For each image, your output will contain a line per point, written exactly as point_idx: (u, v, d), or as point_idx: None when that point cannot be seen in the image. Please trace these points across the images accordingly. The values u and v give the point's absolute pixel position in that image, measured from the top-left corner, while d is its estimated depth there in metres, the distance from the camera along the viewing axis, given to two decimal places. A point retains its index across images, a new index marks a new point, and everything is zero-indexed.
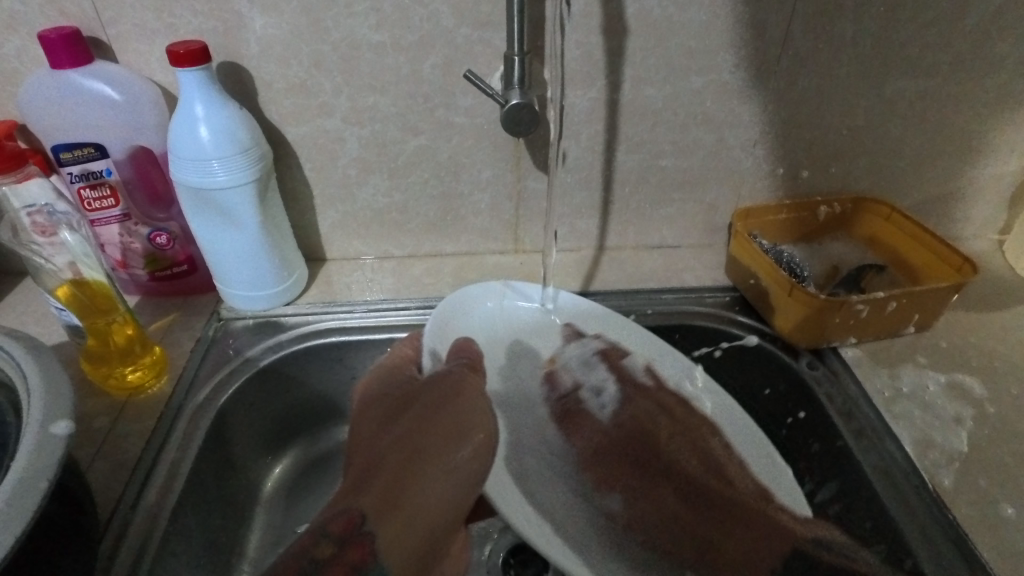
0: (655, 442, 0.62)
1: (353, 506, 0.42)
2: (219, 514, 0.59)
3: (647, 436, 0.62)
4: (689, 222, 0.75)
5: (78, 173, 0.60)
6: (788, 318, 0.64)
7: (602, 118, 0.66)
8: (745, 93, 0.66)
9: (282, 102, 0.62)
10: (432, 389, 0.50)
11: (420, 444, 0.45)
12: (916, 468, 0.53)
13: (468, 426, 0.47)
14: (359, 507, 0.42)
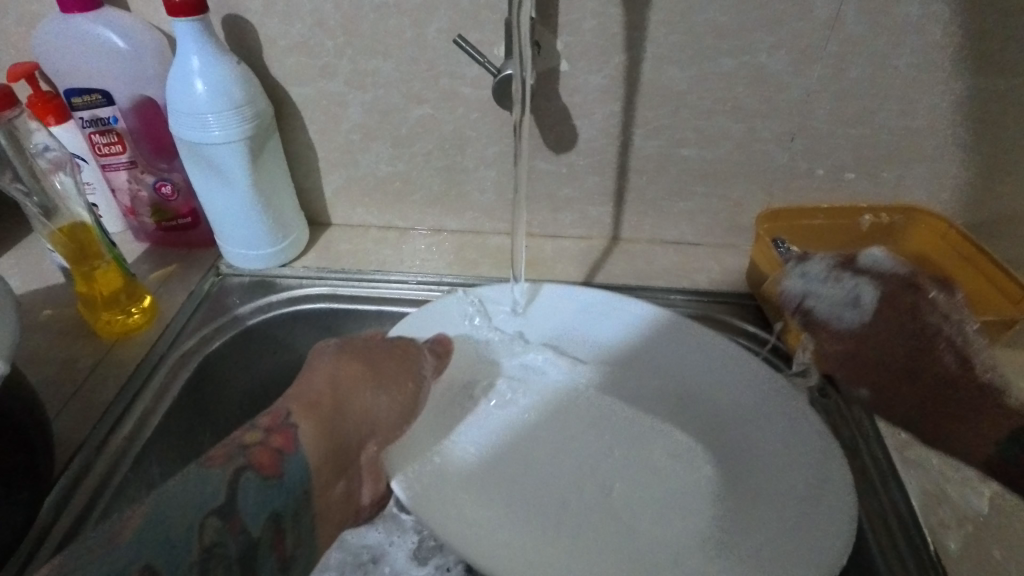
0: (933, 352, 0.54)
1: (291, 423, 0.48)
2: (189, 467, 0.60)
3: (910, 346, 0.55)
4: (711, 218, 0.69)
5: (88, 118, 0.61)
6: (802, 336, 0.57)
7: (617, 98, 0.61)
8: (784, 81, 0.59)
9: (285, 60, 0.61)
10: (376, 347, 0.58)
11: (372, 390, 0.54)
12: (917, 523, 0.47)
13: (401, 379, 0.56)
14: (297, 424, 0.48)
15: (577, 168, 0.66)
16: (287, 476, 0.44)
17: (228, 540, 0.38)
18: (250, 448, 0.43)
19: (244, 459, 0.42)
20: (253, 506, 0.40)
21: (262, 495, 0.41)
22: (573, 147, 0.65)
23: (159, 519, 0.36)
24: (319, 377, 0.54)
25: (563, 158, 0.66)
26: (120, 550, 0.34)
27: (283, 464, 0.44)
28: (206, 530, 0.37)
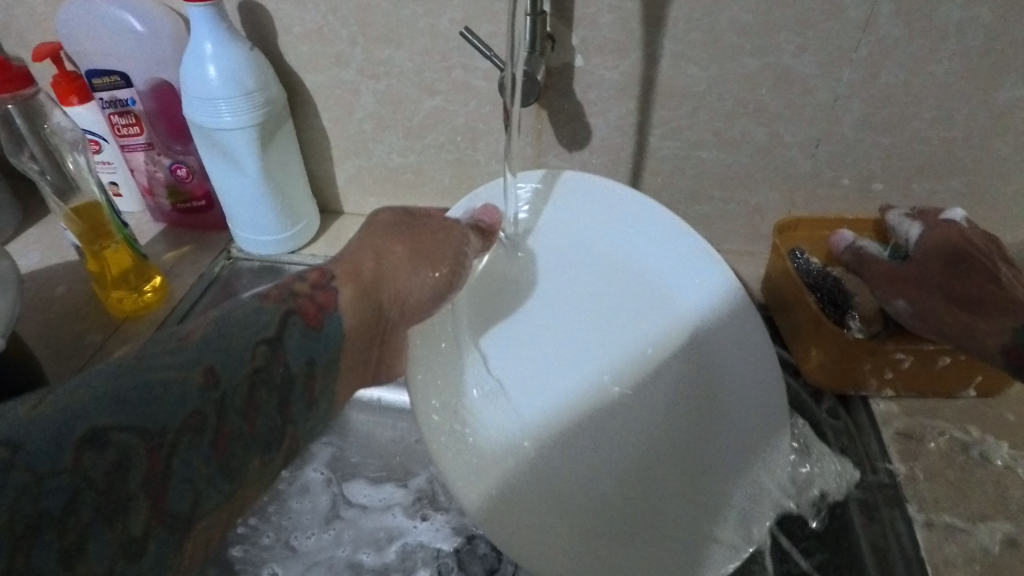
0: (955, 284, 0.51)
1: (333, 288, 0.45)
2: None
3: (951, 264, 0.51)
4: (729, 224, 0.66)
5: (107, 99, 0.62)
6: (813, 354, 0.55)
7: (634, 97, 0.59)
8: (811, 84, 0.56)
9: (299, 47, 0.61)
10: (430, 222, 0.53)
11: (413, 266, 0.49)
12: (921, 560, 0.45)
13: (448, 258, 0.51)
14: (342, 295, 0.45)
15: (591, 166, 0.64)
16: (325, 331, 0.43)
17: (277, 369, 0.38)
18: (298, 295, 0.42)
19: (291, 305, 0.41)
20: (297, 345, 0.40)
21: (309, 342, 0.41)
22: (587, 145, 0.63)
23: (220, 334, 0.37)
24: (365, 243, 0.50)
25: (577, 156, 0.64)
26: (184, 350, 0.34)
27: (324, 318, 0.43)
28: (258, 353, 0.37)
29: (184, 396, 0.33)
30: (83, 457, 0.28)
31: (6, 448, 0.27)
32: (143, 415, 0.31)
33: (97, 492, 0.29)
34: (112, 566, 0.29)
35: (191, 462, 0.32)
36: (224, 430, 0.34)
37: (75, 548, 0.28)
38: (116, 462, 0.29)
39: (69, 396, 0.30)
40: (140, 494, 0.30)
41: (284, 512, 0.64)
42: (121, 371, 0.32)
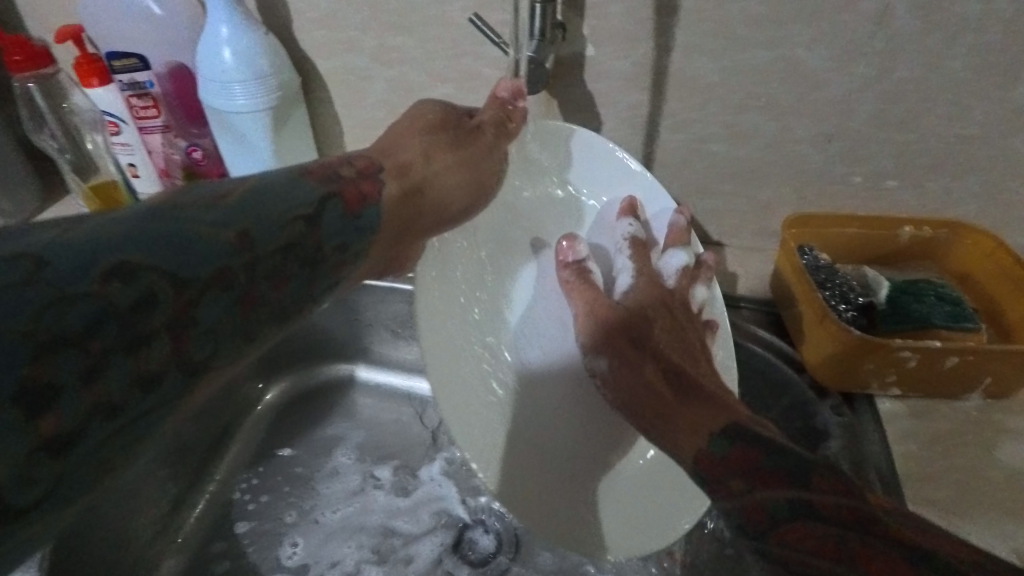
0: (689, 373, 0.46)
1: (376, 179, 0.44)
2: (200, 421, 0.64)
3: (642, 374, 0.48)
4: (738, 218, 0.66)
5: (126, 82, 0.63)
6: (817, 350, 0.54)
7: (644, 88, 0.59)
8: (823, 78, 0.55)
9: (313, 32, 0.61)
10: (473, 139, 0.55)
11: (461, 167, 0.53)
12: None
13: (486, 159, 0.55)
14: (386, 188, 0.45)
15: None
16: (364, 220, 0.41)
17: (311, 246, 0.36)
18: (342, 179, 0.40)
19: (335, 188, 0.39)
20: (334, 228, 0.38)
21: (346, 229, 0.39)
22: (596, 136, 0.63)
23: (258, 202, 0.33)
24: (399, 130, 0.53)
25: None
26: (224, 207, 0.32)
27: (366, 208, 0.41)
28: (294, 228, 0.34)
29: (213, 250, 0.30)
30: (109, 288, 0.26)
31: (35, 262, 0.24)
32: (173, 260, 0.28)
33: (123, 324, 0.26)
34: (128, 397, 0.26)
35: (216, 313, 0.30)
36: (251, 295, 0.31)
37: (96, 370, 0.25)
38: (142, 301, 0.27)
39: (99, 229, 0.27)
40: (163, 333, 0.27)
41: (307, 493, 0.64)
42: (155, 215, 0.29)
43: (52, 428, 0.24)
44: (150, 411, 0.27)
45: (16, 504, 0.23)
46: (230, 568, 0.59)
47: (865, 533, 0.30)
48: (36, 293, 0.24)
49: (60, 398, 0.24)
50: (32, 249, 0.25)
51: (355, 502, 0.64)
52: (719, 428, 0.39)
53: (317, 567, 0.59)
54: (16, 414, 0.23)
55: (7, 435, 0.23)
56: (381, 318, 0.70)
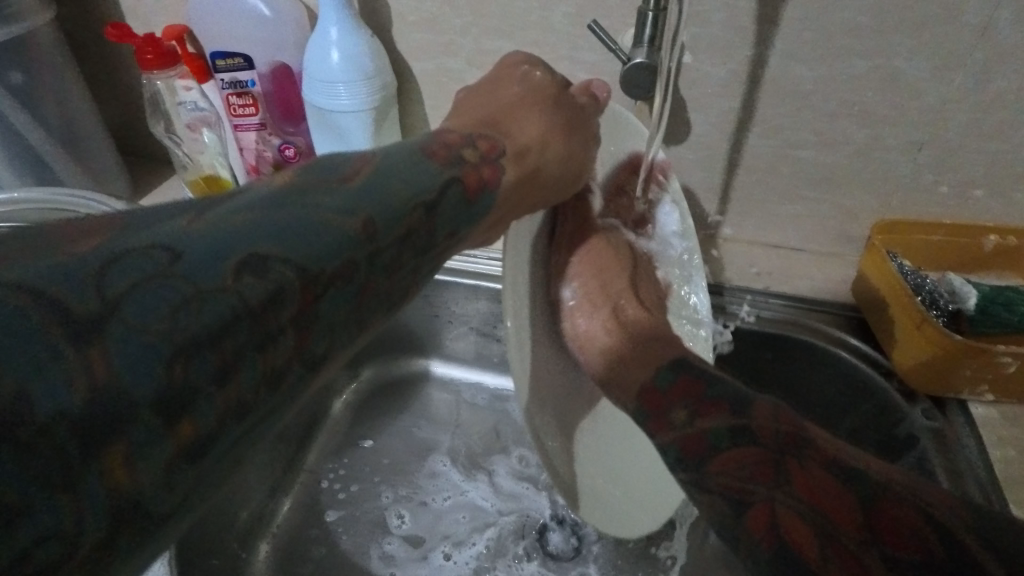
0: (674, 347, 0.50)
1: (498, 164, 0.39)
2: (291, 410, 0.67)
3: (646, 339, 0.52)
4: (819, 225, 0.67)
5: (228, 80, 0.65)
6: (910, 353, 0.55)
7: (738, 94, 0.60)
8: (919, 87, 0.56)
9: (412, 35, 0.63)
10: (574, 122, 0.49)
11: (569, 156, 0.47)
12: None
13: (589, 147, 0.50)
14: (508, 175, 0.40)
15: (685, 161, 0.66)
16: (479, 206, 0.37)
17: (424, 234, 0.32)
18: (463, 163, 0.36)
19: (456, 170, 0.35)
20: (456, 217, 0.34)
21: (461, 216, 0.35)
22: (684, 140, 0.64)
23: (380, 181, 0.31)
24: (499, 93, 0.47)
25: (673, 151, 0.65)
26: (343, 195, 0.29)
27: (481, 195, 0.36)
28: (414, 217, 0.31)
29: (339, 240, 0.27)
30: (240, 283, 0.23)
31: (168, 254, 0.22)
32: (301, 251, 0.25)
33: (251, 324, 0.23)
34: (254, 397, 0.24)
35: (334, 309, 0.27)
36: (369, 285, 0.28)
37: (227, 372, 0.22)
38: (269, 301, 0.24)
39: (228, 223, 0.24)
40: (289, 329, 0.25)
41: (406, 480, 0.67)
42: (281, 201, 0.27)
43: (188, 433, 0.21)
44: (272, 411, 0.25)
45: (155, 514, 0.21)
46: (325, 554, 0.61)
47: (799, 454, 0.35)
48: (168, 291, 0.21)
49: (195, 403, 0.22)
50: (161, 241, 0.23)
51: (455, 489, 0.66)
52: (668, 364, 0.45)
53: (429, 540, 0.62)
54: (157, 421, 0.20)
55: (149, 444, 0.20)
56: (459, 314, 0.71)
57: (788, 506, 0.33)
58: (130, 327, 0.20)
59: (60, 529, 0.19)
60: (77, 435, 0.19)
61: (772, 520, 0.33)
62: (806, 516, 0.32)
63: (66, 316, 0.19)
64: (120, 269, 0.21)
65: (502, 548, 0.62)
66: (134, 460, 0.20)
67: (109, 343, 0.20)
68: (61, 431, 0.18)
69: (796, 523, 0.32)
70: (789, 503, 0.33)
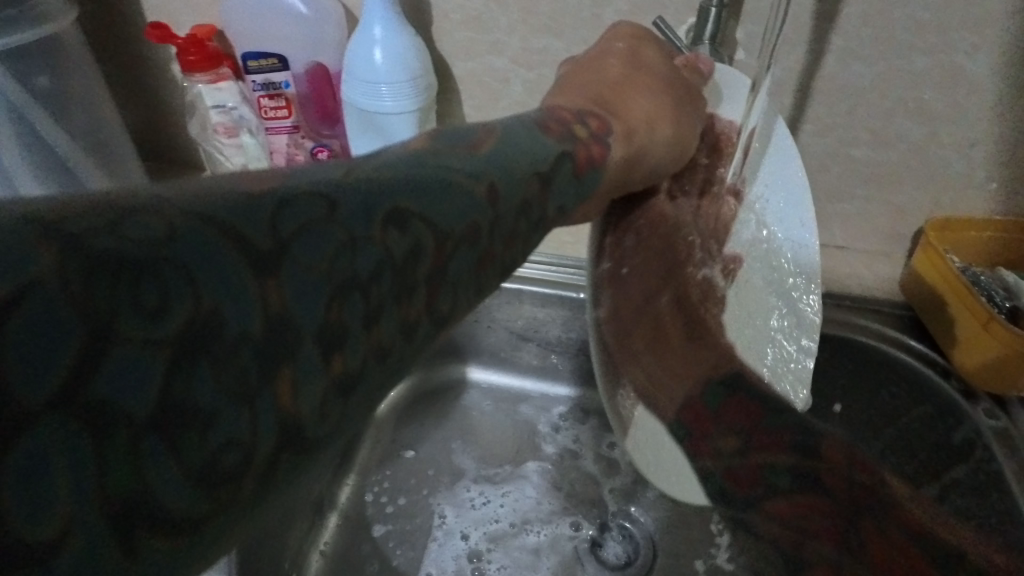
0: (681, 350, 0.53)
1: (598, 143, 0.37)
2: None
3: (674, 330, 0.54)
4: (869, 223, 0.66)
5: (261, 82, 0.62)
6: (978, 353, 0.54)
7: (791, 92, 0.59)
8: (979, 84, 0.55)
9: (455, 34, 0.61)
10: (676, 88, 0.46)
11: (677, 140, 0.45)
12: None
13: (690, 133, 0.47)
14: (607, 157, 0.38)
15: None
16: (587, 184, 0.34)
17: (539, 208, 0.30)
18: (576, 138, 0.34)
19: (569, 147, 0.33)
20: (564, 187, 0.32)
21: (569, 191, 0.32)
22: None
23: (505, 154, 0.29)
24: (604, 64, 0.45)
25: None
26: (474, 157, 0.27)
27: (590, 171, 0.34)
28: (529, 187, 0.29)
29: (465, 202, 0.25)
30: (387, 235, 0.21)
31: (326, 204, 0.20)
32: (425, 199, 0.23)
33: (398, 273, 0.22)
34: (392, 347, 0.22)
35: (461, 268, 0.25)
36: (490, 252, 0.26)
37: (375, 318, 0.21)
38: (410, 252, 0.22)
39: (376, 170, 0.23)
40: (423, 285, 0.23)
41: (448, 488, 0.65)
42: (417, 161, 0.25)
43: (341, 370, 0.19)
44: (407, 363, 0.23)
45: (312, 439, 0.19)
46: (379, 569, 0.60)
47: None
48: (330, 232, 0.20)
49: (350, 342, 0.20)
50: (315, 186, 0.20)
51: (487, 493, 0.65)
52: (734, 372, 0.41)
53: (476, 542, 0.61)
54: (318, 354, 0.19)
55: (312, 374, 0.19)
56: (498, 319, 0.70)
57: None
58: (297, 268, 0.18)
59: (241, 441, 0.17)
60: (253, 357, 0.17)
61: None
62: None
63: (241, 241, 0.17)
64: (290, 206, 0.19)
65: (549, 554, 0.61)
66: (295, 395, 0.18)
67: (283, 273, 0.18)
68: (243, 355, 0.17)
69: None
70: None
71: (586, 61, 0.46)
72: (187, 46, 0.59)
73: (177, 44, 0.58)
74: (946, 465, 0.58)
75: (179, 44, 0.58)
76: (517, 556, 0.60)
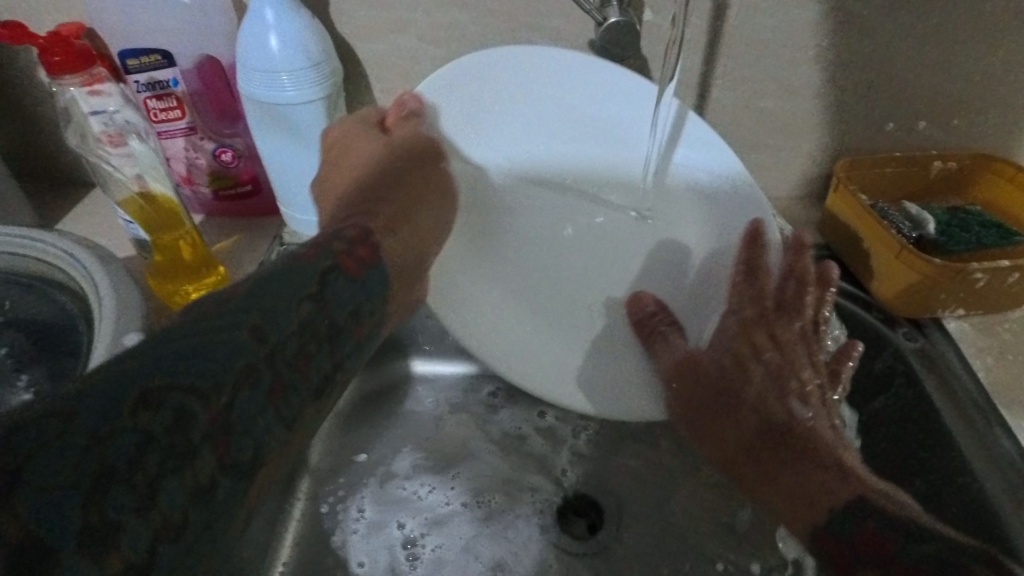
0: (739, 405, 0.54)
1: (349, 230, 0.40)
2: None
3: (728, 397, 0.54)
4: (784, 171, 0.69)
5: (145, 82, 0.57)
6: (895, 283, 0.57)
7: (700, 49, 0.60)
8: (871, 27, 0.58)
9: (356, 13, 0.57)
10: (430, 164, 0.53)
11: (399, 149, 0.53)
12: None
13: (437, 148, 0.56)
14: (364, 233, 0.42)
15: None
16: (370, 280, 0.38)
17: (327, 319, 0.34)
18: (336, 249, 0.37)
19: (331, 261, 0.36)
20: (340, 298, 0.36)
21: (353, 294, 0.36)
22: None
23: (263, 292, 0.32)
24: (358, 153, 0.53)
25: None
26: (239, 306, 0.30)
27: (365, 269, 0.38)
28: (303, 306, 0.33)
29: (231, 351, 0.29)
30: (140, 418, 0.25)
31: (64, 417, 0.23)
32: (195, 373, 0.27)
33: (168, 448, 0.25)
34: (186, 517, 0.26)
35: (250, 407, 0.29)
36: (279, 382, 0.31)
37: (146, 499, 0.24)
38: (176, 425, 0.26)
39: (122, 361, 0.26)
40: (205, 445, 0.27)
41: (389, 483, 0.64)
42: (167, 337, 0.28)
43: (120, 565, 0.23)
44: (209, 525, 0.27)
45: None
46: None
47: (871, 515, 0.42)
48: (73, 444, 0.23)
49: (119, 534, 0.23)
50: (61, 404, 0.24)
51: (431, 482, 0.64)
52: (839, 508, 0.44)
53: (421, 535, 0.61)
54: (83, 558, 0.22)
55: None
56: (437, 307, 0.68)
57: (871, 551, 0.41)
58: (40, 497, 0.22)
59: None
60: (128, 510, 0.24)
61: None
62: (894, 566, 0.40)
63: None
64: (20, 437, 0.22)
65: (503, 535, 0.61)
66: None
67: (17, 506, 0.21)
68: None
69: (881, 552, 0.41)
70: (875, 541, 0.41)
71: (340, 149, 0.54)
72: (51, 46, 0.50)
73: (37, 44, 0.49)
74: (868, 394, 0.61)
75: (40, 44, 0.50)
76: (455, 532, 0.61)
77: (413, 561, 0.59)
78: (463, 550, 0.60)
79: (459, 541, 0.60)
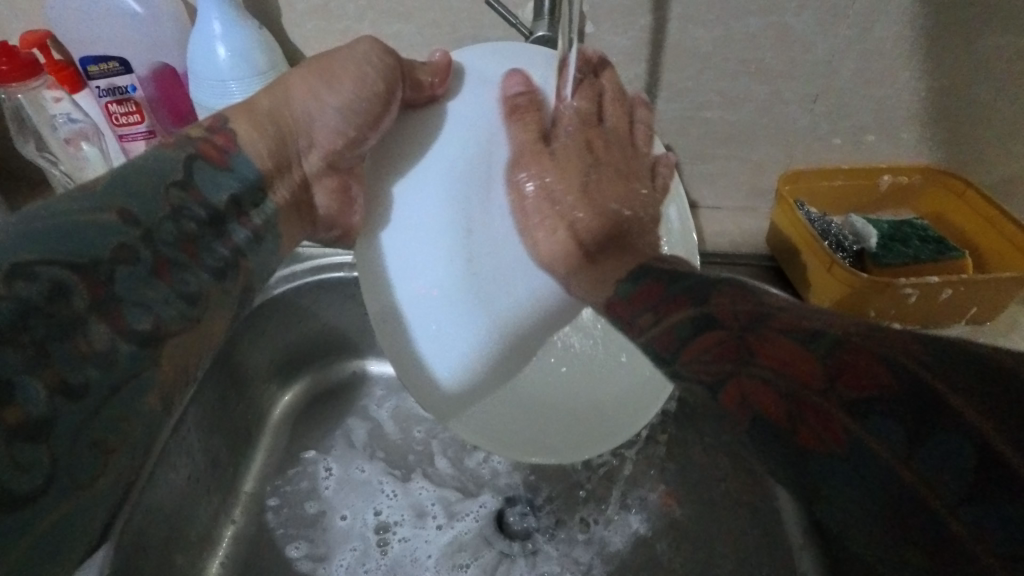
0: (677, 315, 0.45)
1: (295, 153, 0.48)
2: (230, 443, 0.64)
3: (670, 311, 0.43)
4: (731, 182, 0.70)
5: (105, 87, 0.59)
6: (827, 296, 0.58)
7: (642, 60, 0.61)
8: (810, 42, 0.59)
9: (305, 24, 0.60)
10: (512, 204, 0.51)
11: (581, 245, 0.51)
12: None
13: (369, 106, 0.47)
14: (304, 170, 0.49)
15: None
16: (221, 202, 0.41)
17: (161, 247, 0.38)
18: (195, 140, 0.43)
19: (191, 148, 0.42)
20: (208, 184, 0.42)
21: (222, 178, 0.42)
22: None
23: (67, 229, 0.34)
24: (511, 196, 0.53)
25: None
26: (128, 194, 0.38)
27: (229, 157, 0.43)
28: (172, 195, 0.39)
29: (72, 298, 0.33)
30: (17, 287, 0.31)
31: None
32: (69, 247, 0.33)
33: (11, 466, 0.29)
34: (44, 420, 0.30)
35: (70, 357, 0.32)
36: (161, 260, 0.37)
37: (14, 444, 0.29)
38: (36, 424, 0.29)
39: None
40: (71, 324, 0.32)
41: (346, 479, 0.67)
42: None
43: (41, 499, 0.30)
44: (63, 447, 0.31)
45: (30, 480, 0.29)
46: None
47: (908, 363, 0.26)
48: None
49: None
50: None
51: (398, 488, 0.66)
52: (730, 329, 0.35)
53: (384, 529, 0.63)
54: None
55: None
56: None
57: (930, 460, 0.24)
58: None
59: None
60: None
61: (880, 424, 0.26)
62: (926, 405, 0.25)
63: None
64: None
65: (462, 528, 0.64)
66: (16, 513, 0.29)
67: None
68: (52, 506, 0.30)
69: (796, 351, 0.30)
70: (765, 446, 0.31)
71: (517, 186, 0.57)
72: None
73: None
74: None
75: None
76: (416, 527, 0.64)
77: (383, 546, 0.62)
78: (431, 542, 0.63)
79: (433, 542, 0.63)
